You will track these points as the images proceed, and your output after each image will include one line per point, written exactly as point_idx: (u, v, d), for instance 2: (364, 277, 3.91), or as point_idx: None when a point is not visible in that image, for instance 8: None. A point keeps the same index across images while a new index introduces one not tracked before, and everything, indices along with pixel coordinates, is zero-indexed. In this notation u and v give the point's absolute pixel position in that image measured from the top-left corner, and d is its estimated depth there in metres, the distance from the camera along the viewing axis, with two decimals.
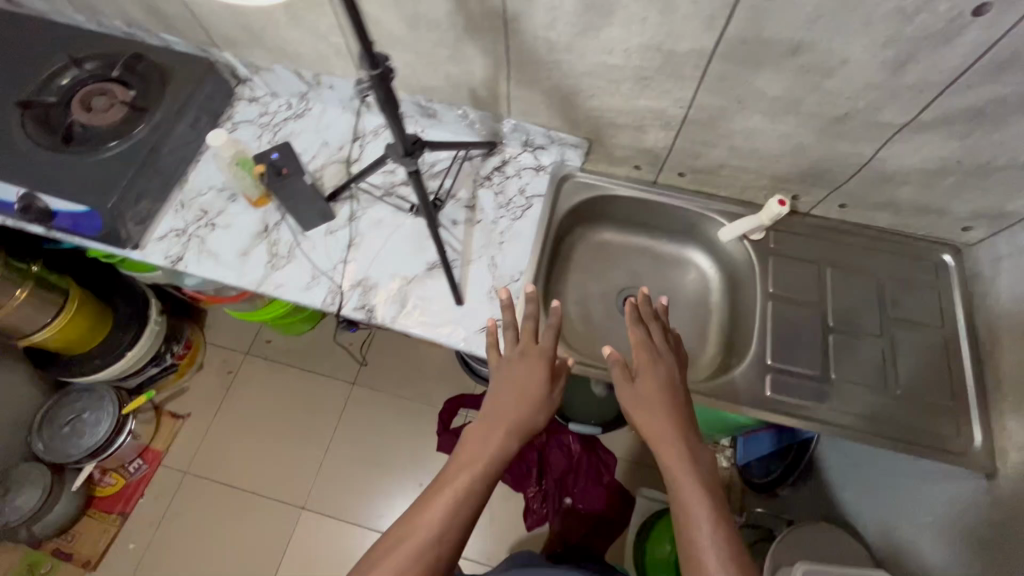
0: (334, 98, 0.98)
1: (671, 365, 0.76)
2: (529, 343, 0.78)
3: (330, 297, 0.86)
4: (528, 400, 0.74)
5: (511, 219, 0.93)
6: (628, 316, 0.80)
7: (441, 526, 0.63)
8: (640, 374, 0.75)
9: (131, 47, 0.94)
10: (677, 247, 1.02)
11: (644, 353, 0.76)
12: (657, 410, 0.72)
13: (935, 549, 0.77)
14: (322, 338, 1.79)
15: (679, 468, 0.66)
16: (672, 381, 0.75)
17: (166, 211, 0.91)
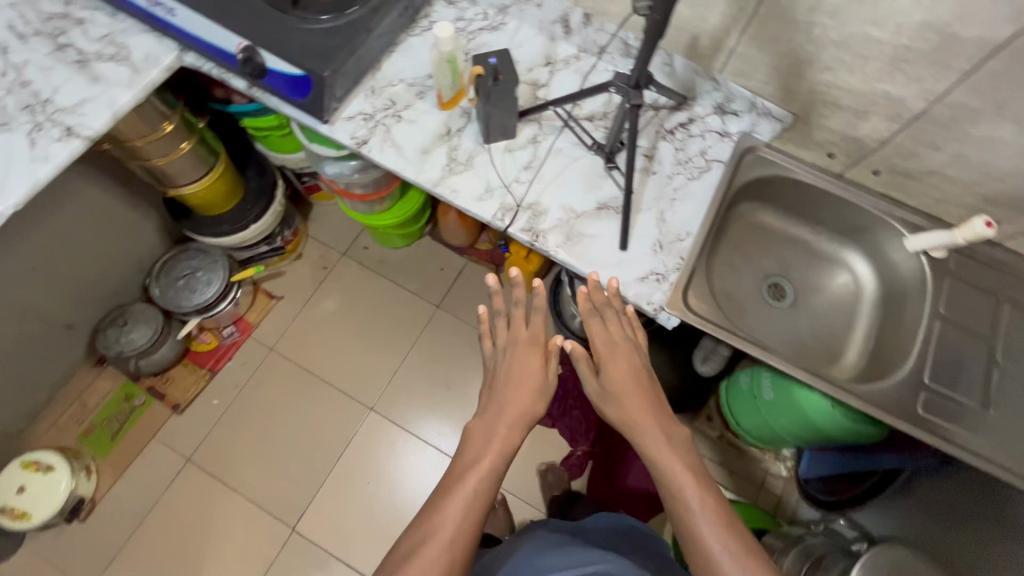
0: (535, 18, 0.97)
1: (633, 353, 0.84)
2: (524, 336, 0.86)
3: (500, 213, 0.87)
4: (527, 394, 0.81)
5: (686, 178, 0.91)
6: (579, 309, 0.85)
7: (461, 527, 0.66)
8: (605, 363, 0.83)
9: None
10: (836, 247, 0.99)
11: (604, 343, 0.84)
12: (628, 397, 0.80)
13: None
14: (415, 257, 1.83)
15: (656, 444, 0.76)
16: (633, 364, 0.83)
17: (357, 93, 0.93)
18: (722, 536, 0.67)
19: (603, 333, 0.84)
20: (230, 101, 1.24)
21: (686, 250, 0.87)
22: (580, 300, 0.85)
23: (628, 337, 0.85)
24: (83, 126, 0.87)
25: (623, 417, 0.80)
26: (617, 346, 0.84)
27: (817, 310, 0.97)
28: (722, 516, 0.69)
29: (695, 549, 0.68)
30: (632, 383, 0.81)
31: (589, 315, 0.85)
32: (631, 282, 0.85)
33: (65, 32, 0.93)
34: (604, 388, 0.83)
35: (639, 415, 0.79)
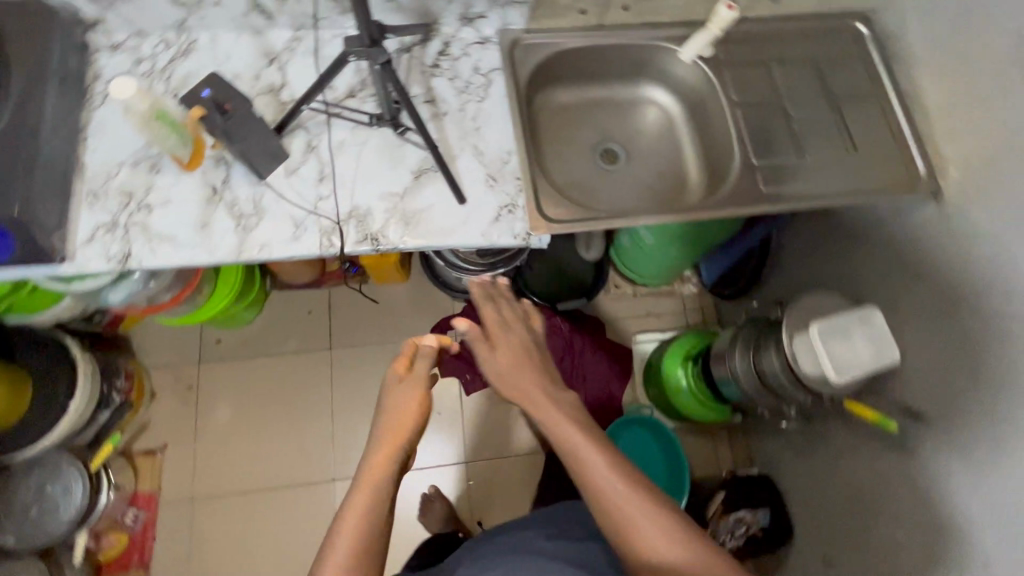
0: (223, 19, 0.81)
1: (524, 332, 0.83)
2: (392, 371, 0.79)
3: (326, 239, 0.78)
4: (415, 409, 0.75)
5: (476, 101, 0.87)
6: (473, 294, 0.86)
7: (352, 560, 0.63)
8: (493, 345, 0.80)
9: None
10: (631, 89, 1.02)
11: (496, 326, 0.82)
12: (522, 369, 0.78)
13: (926, 267, 0.93)
14: (276, 318, 1.64)
15: (552, 413, 0.74)
16: (525, 339, 0.83)
17: (77, 207, 0.74)
18: (627, 484, 0.69)
19: (496, 315, 0.84)
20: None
21: (516, 168, 0.84)
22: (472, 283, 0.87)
23: (521, 317, 0.86)
24: None
25: (517, 396, 0.76)
26: (508, 324, 0.83)
27: (647, 153, 1.02)
28: (624, 467, 0.70)
29: (607, 506, 0.68)
30: (521, 357, 0.79)
31: (483, 299, 0.86)
32: (488, 228, 0.81)
33: None
34: (497, 373, 0.78)
35: (528, 386, 0.77)
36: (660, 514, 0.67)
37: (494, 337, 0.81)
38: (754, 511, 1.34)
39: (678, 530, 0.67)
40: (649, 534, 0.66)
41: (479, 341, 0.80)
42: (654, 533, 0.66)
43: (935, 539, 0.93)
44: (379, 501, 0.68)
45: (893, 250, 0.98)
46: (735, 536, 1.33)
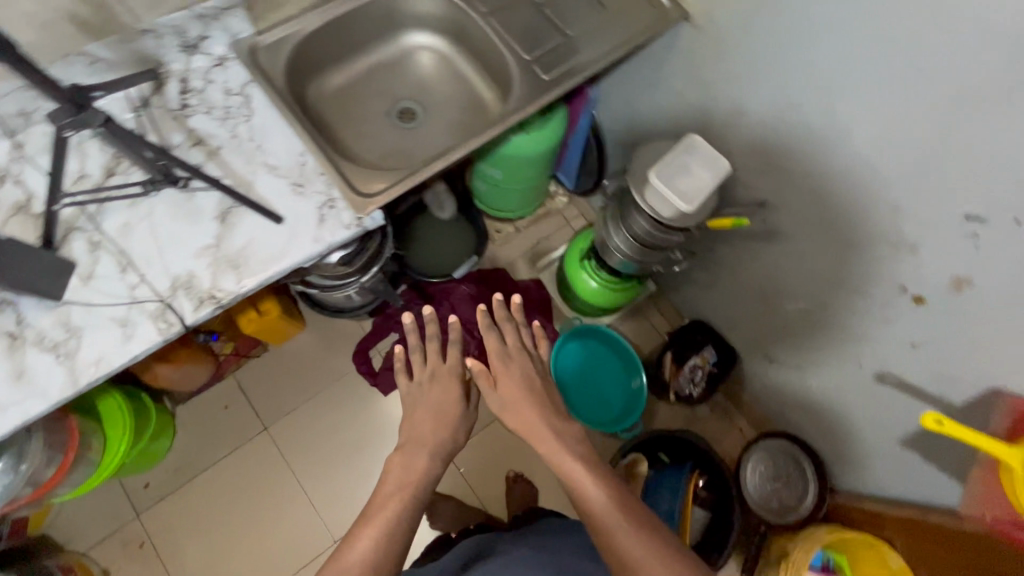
0: None
1: (523, 361, 1.04)
2: (435, 368, 1.04)
3: (160, 322, 0.73)
4: (431, 421, 0.94)
5: (244, 121, 0.83)
6: (481, 324, 1.08)
7: (372, 557, 0.74)
8: (499, 373, 1.00)
9: None
10: (393, 46, 1.03)
11: (498, 356, 1.03)
12: (522, 392, 0.97)
13: (715, 75, 1.04)
14: (197, 430, 1.55)
15: (550, 441, 0.89)
16: (523, 365, 1.03)
17: None
18: (610, 502, 0.80)
19: (499, 345, 1.06)
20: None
21: (316, 166, 0.82)
22: (482, 316, 1.09)
23: (521, 347, 1.07)
24: None
25: (517, 418, 0.94)
26: (508, 356, 1.04)
27: (439, 97, 1.05)
28: (611, 487, 0.82)
29: (593, 520, 0.79)
30: (521, 384, 0.99)
31: (489, 329, 1.08)
32: (319, 231, 0.80)
33: None
34: (501, 395, 0.98)
35: (528, 411, 0.94)
36: (642, 529, 0.77)
37: (496, 368, 1.01)
38: (701, 353, 1.51)
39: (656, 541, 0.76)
40: (632, 544, 0.75)
41: (485, 371, 1.00)
42: (632, 546, 0.75)
43: (833, 305, 1.10)
44: (406, 503, 0.81)
45: (674, 82, 1.14)
46: (695, 382, 1.51)
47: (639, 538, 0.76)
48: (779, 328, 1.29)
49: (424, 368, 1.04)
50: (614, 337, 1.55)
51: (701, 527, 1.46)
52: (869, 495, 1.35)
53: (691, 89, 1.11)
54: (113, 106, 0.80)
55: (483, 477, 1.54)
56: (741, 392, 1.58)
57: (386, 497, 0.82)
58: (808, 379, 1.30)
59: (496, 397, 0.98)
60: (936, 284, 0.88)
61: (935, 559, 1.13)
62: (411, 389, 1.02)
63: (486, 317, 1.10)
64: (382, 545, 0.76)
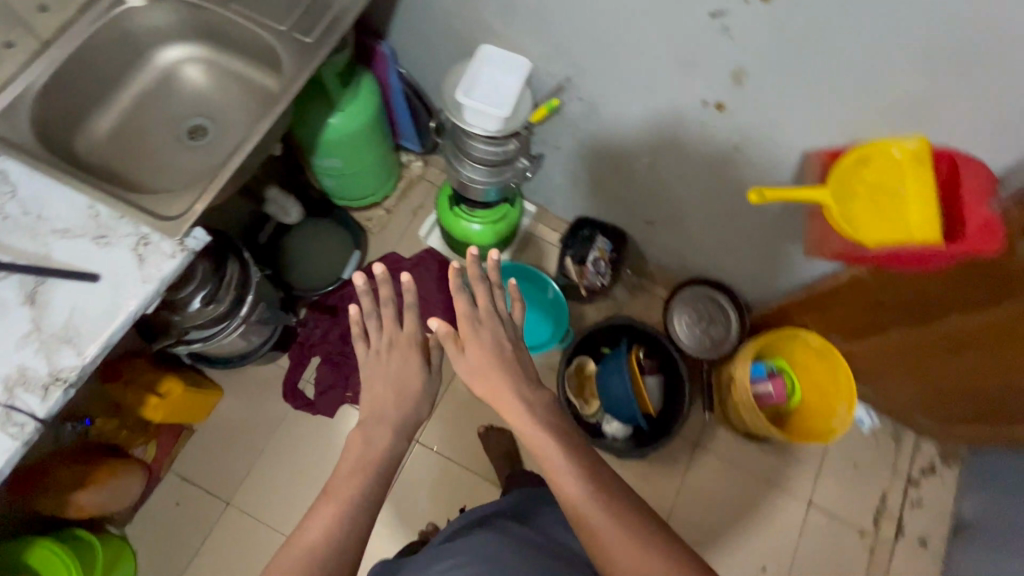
0: None
1: (496, 329, 0.90)
2: (392, 337, 0.92)
3: (8, 427, 0.68)
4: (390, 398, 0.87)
5: (9, 197, 0.76)
6: (450, 286, 0.89)
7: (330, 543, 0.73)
8: (469, 341, 0.87)
9: None
10: (151, 70, 0.98)
11: (467, 323, 0.89)
12: (491, 363, 0.86)
13: None
14: (158, 538, 1.46)
15: (522, 416, 0.82)
16: (495, 330, 0.90)
17: None
18: (587, 488, 0.75)
19: (469, 311, 0.90)
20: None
21: (110, 211, 0.77)
22: (453, 276, 0.89)
23: (494, 312, 0.92)
24: None
25: (488, 388, 0.84)
26: (480, 322, 0.90)
27: (222, 103, 1.01)
28: (586, 471, 0.77)
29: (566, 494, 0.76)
30: (494, 354, 0.87)
31: (461, 291, 0.90)
32: (143, 273, 0.75)
33: None
34: (470, 364, 0.86)
35: (499, 382, 0.84)
36: (607, 505, 0.74)
37: (467, 336, 0.88)
38: (597, 246, 1.57)
39: (630, 519, 0.73)
40: (599, 524, 0.73)
41: (452, 335, 0.87)
42: (602, 521, 0.72)
43: (667, 146, 1.19)
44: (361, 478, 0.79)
45: (451, 4, 1.16)
46: (602, 272, 1.58)
47: (613, 514, 0.73)
48: (641, 189, 1.38)
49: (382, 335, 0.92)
50: (536, 274, 1.61)
51: (659, 393, 1.58)
52: (773, 296, 1.49)
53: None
54: None
55: (458, 446, 1.57)
56: (647, 264, 1.69)
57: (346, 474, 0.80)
58: (684, 222, 1.41)
59: (462, 366, 0.87)
60: (723, 85, 0.97)
61: (834, 318, 1.35)
62: (370, 355, 0.91)
63: (458, 277, 0.90)
64: (344, 527, 0.74)
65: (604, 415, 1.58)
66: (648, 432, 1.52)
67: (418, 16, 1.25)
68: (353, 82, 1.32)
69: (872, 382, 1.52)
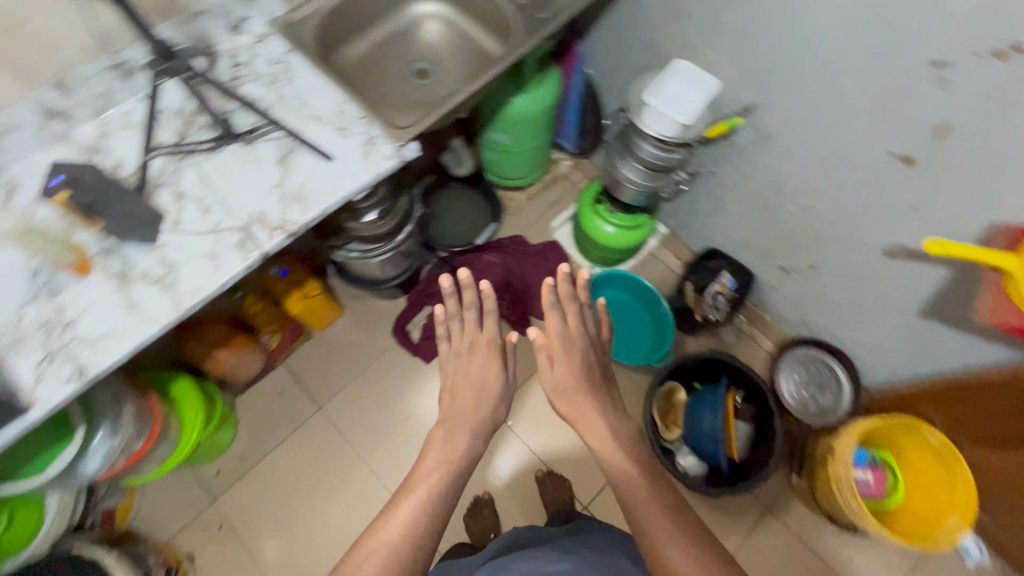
0: (30, 140, 0.85)
1: (585, 348, 0.95)
2: (472, 340, 0.98)
3: (241, 252, 0.84)
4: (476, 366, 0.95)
5: (287, 83, 0.95)
6: (543, 302, 0.95)
7: (435, 478, 0.81)
8: (560, 359, 0.92)
9: None
10: (402, 17, 1.18)
11: (557, 337, 0.94)
12: (578, 381, 0.91)
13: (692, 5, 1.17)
14: (257, 419, 1.64)
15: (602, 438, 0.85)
16: (584, 345, 0.95)
17: (10, 359, 0.76)
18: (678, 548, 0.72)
19: (561, 328, 0.95)
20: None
21: (355, 111, 0.94)
22: (545, 292, 0.95)
23: (584, 330, 0.97)
24: None
25: (572, 407, 0.89)
26: (570, 340, 0.94)
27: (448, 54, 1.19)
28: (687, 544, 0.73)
29: (637, 518, 0.76)
30: (581, 375, 0.92)
31: (552, 309, 0.95)
32: (366, 164, 0.91)
33: None
34: (557, 377, 0.91)
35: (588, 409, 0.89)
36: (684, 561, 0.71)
37: (556, 352, 0.93)
38: (720, 280, 1.58)
39: None
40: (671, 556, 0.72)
41: (544, 349, 0.92)
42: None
43: (831, 192, 1.19)
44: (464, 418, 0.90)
45: (655, 21, 1.28)
46: (719, 308, 1.57)
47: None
48: (788, 232, 1.38)
49: (462, 338, 0.98)
50: (653, 293, 1.59)
51: (747, 440, 1.53)
52: (899, 380, 1.41)
53: (670, 14, 1.23)
54: (175, 92, 0.92)
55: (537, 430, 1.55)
56: (764, 314, 1.66)
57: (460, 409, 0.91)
58: (823, 277, 1.38)
59: (550, 381, 0.91)
60: (919, 138, 0.97)
61: (967, 418, 1.26)
62: (455, 353, 0.98)
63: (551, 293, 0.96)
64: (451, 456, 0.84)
65: (682, 447, 1.55)
66: (727, 474, 1.48)
67: (621, 27, 1.38)
68: (547, 66, 1.47)
69: (992, 508, 1.36)
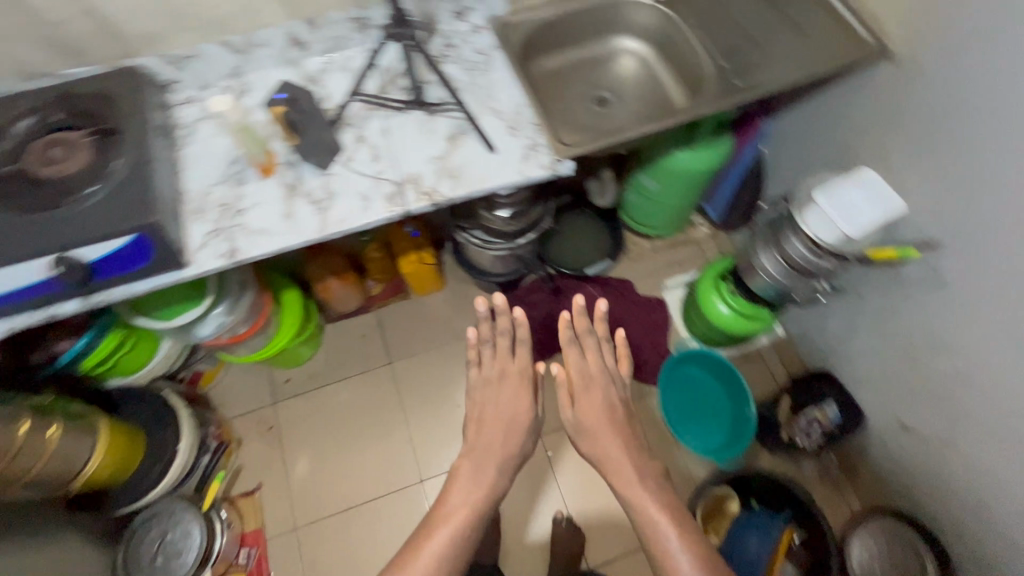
0: (268, 58, 1.01)
1: (602, 383, 1.07)
2: (503, 365, 1.08)
3: (390, 203, 0.93)
4: (505, 398, 1.05)
5: (483, 73, 1.03)
6: (563, 337, 1.09)
7: (460, 512, 0.91)
8: (581, 394, 1.05)
9: (52, 90, 0.88)
10: (604, 45, 1.23)
11: (577, 372, 1.07)
12: (603, 416, 1.03)
13: (904, 119, 1.08)
14: (336, 349, 1.77)
15: (628, 473, 0.96)
16: (604, 379, 1.07)
17: (188, 222, 0.90)
18: None
19: (580, 361, 1.08)
20: (83, 324, 1.13)
21: (530, 116, 1.00)
22: (564, 328, 1.10)
23: (602, 365, 1.09)
24: None
25: (597, 445, 1.01)
26: (587, 375, 1.07)
27: (633, 92, 1.22)
28: None
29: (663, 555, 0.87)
30: (602, 412, 1.04)
31: (571, 344, 1.09)
32: (521, 166, 0.96)
33: None
34: (583, 409, 1.04)
35: (615, 448, 1.00)
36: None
37: (576, 387, 1.06)
38: (822, 408, 1.42)
39: None
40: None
41: (565, 385, 1.07)
42: None
43: (997, 367, 1.04)
44: (492, 463, 0.98)
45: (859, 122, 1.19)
46: (810, 435, 1.42)
47: None
48: (926, 391, 1.21)
49: (494, 363, 1.08)
50: (744, 392, 1.49)
51: None
52: None
53: (875, 122, 1.14)
54: (392, 55, 1.04)
55: (573, 470, 1.51)
56: (861, 464, 1.47)
57: (490, 445, 1.00)
58: (949, 455, 1.20)
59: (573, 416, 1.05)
60: None
61: None
62: (487, 376, 1.08)
63: (568, 330, 1.11)
64: (477, 503, 0.93)
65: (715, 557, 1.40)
66: None
67: (811, 119, 1.33)
68: (727, 133, 1.43)
69: None
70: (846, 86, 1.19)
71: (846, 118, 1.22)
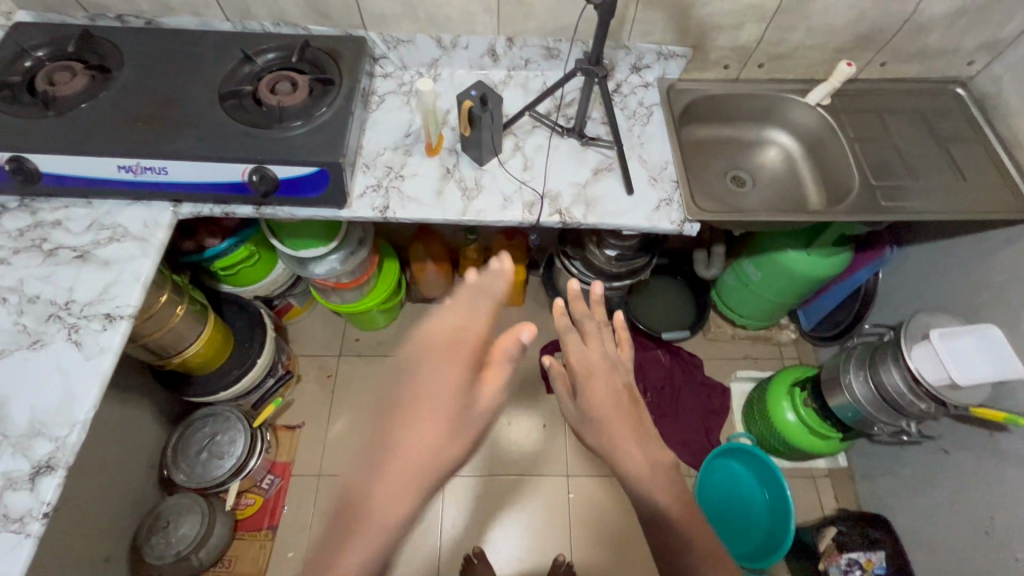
0: (463, 59, 1.15)
1: (608, 373, 0.85)
2: (458, 334, 0.82)
3: (526, 209, 1.02)
4: (451, 375, 0.78)
5: (642, 125, 1.12)
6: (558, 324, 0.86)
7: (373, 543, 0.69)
8: (585, 389, 0.84)
9: (295, 39, 1.06)
10: (756, 131, 1.28)
11: (580, 363, 0.86)
12: (618, 414, 0.83)
13: None
14: (407, 327, 1.88)
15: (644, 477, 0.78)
16: (613, 369, 0.87)
17: (356, 173, 1.03)
18: None
19: (582, 351, 0.86)
20: (231, 228, 1.29)
21: (673, 173, 1.07)
22: (558, 312, 0.87)
23: (606, 351, 0.88)
24: (120, 307, 0.87)
25: (610, 444, 0.82)
26: (590, 367, 0.85)
27: (769, 182, 1.27)
28: None
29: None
30: (614, 406, 0.83)
31: (567, 332, 0.86)
32: (651, 214, 1.02)
33: (46, 237, 0.92)
34: (594, 403, 0.83)
35: (636, 445, 0.81)
36: None
37: (582, 381, 0.85)
38: (868, 555, 1.32)
39: None
40: None
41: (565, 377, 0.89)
42: None
43: None
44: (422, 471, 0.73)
45: (994, 276, 1.16)
46: None
47: None
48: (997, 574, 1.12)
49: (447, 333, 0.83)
50: (786, 504, 1.40)
51: None
52: None
53: (1016, 281, 1.11)
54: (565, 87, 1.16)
55: (588, 518, 1.57)
56: None
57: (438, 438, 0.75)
58: None
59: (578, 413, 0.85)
60: None
61: None
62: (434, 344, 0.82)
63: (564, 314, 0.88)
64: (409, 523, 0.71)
65: None
66: None
67: (939, 260, 1.31)
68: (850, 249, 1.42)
69: None
70: (990, 238, 1.17)
71: (980, 269, 1.20)
